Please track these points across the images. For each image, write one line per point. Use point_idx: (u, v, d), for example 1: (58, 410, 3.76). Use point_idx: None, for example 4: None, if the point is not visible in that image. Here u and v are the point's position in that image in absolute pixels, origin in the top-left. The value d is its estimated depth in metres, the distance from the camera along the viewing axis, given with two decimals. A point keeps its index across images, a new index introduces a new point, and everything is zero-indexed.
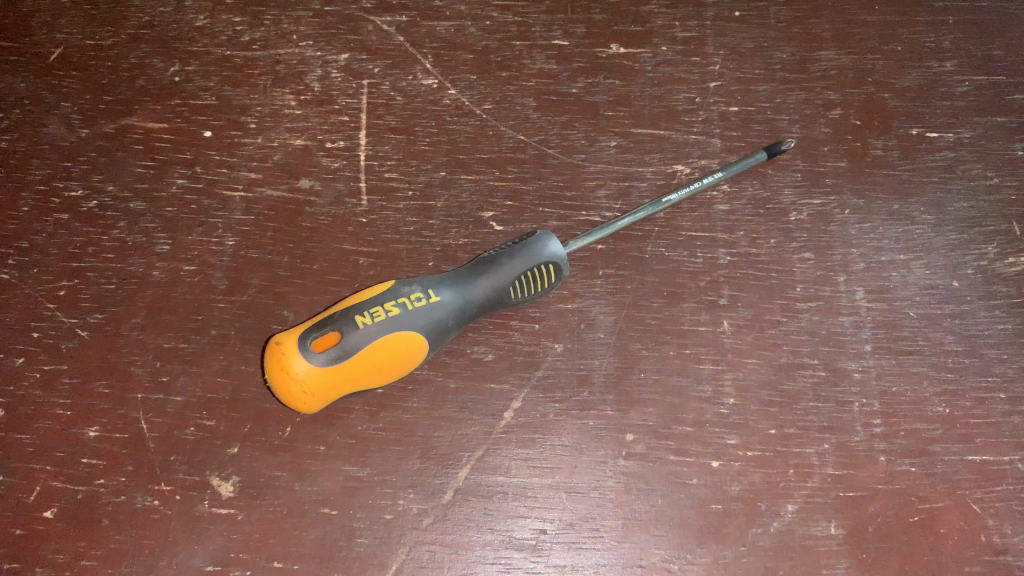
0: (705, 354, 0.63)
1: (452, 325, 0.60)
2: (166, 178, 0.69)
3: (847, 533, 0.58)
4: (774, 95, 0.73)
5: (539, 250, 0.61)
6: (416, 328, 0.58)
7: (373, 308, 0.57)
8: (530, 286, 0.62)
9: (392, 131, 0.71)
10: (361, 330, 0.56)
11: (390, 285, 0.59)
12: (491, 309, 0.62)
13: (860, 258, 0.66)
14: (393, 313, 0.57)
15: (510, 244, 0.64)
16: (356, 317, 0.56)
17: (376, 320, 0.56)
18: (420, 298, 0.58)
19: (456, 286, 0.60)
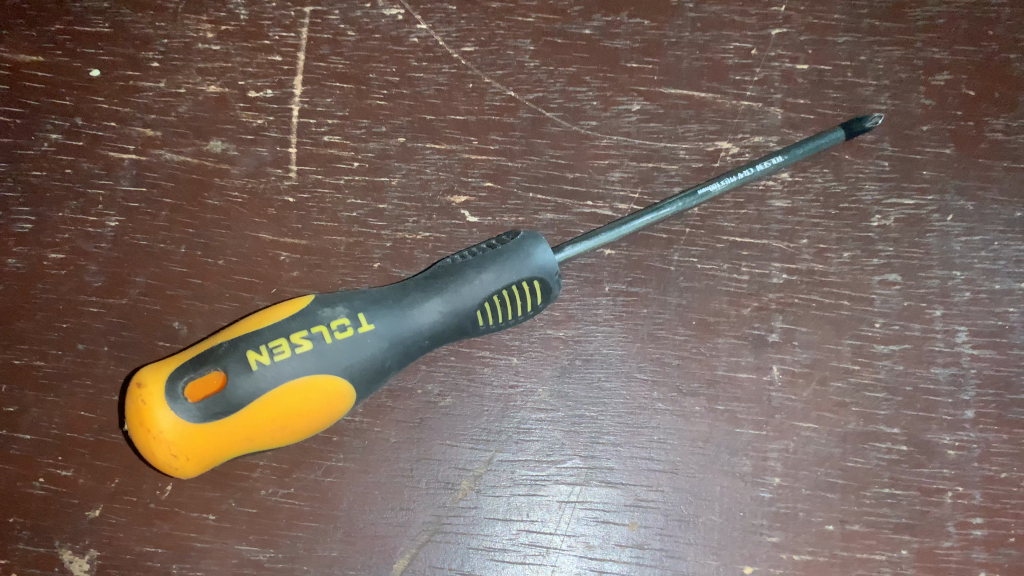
0: (745, 413, 0.46)
1: (393, 363, 0.43)
2: (35, 130, 0.52)
3: None
4: (859, 49, 0.54)
5: (520, 262, 0.44)
6: (339, 370, 0.41)
7: (276, 341, 0.40)
8: (507, 309, 0.45)
9: (338, 78, 0.53)
10: (255, 374, 0.39)
11: (304, 304, 0.42)
12: (451, 338, 0.45)
13: (964, 285, 0.48)
14: (304, 349, 0.40)
15: (481, 247, 0.46)
16: (248, 354, 0.39)
17: (278, 360, 0.39)
18: (345, 328, 0.41)
19: (399, 308, 0.43)
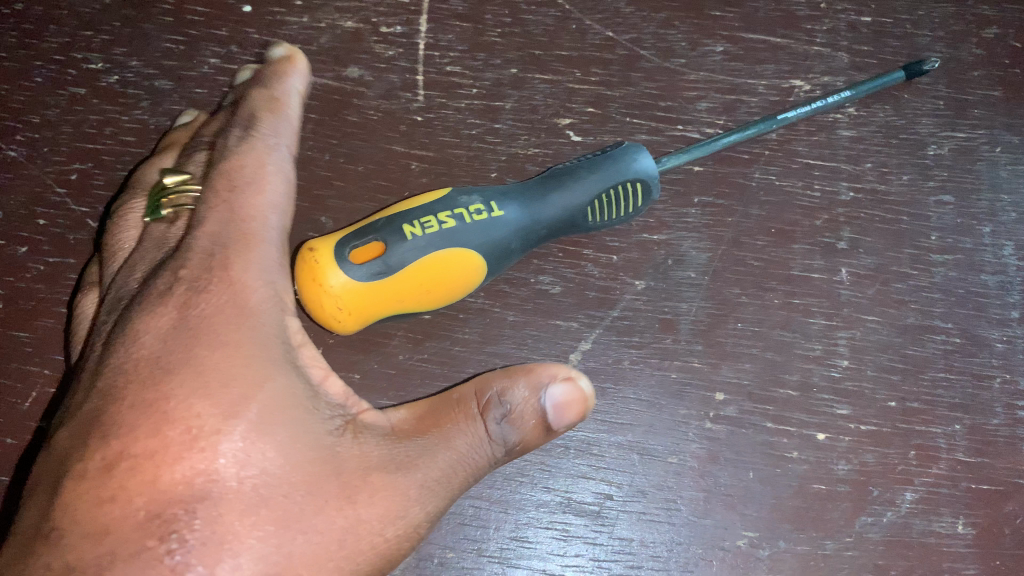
0: (817, 306, 0.52)
1: (517, 248, 0.49)
2: (196, 56, 0.60)
3: (977, 533, 0.48)
4: (917, 5, 0.60)
5: (626, 165, 0.51)
6: (475, 245, 0.47)
7: (425, 218, 0.46)
8: (613, 209, 0.52)
9: (458, 18, 0.60)
10: (410, 243, 0.45)
11: (442, 193, 0.49)
12: (563, 232, 0.51)
13: (1010, 207, 0.55)
14: (449, 226, 0.46)
15: (590, 156, 0.53)
16: (403, 227, 0.46)
17: (429, 233, 0.46)
18: (481, 212, 0.48)
19: (523, 200, 0.49)
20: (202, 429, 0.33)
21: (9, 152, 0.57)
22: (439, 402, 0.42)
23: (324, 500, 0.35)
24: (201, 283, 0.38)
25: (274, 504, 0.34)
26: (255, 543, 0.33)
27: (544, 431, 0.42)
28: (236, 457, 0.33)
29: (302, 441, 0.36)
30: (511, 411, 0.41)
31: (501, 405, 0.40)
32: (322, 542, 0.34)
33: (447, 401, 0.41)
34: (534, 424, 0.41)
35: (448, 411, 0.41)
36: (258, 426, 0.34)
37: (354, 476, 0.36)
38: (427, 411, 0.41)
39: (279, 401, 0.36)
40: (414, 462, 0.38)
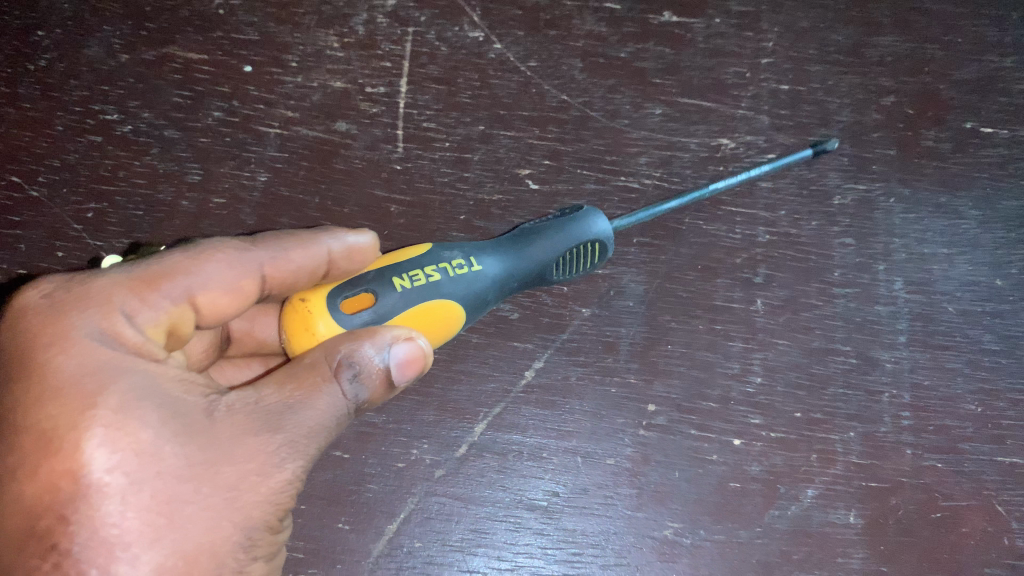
0: (736, 331, 0.61)
1: (492, 299, 0.55)
2: (202, 109, 0.68)
3: (866, 524, 0.57)
4: (827, 76, 0.70)
5: (581, 231, 0.57)
6: (458, 296, 0.52)
7: (413, 271, 0.51)
8: (572, 264, 0.59)
9: (434, 81, 0.69)
10: (400, 294, 0.50)
11: (425, 248, 0.53)
12: (530, 285, 0.57)
13: (902, 248, 0.65)
14: (434, 279, 0.51)
15: (550, 218, 0.59)
16: (394, 280, 0.50)
17: (416, 285, 0.50)
18: (461, 265, 0.53)
19: (497, 255, 0.55)
20: (62, 433, 0.36)
21: (32, 192, 0.65)
22: (292, 372, 0.43)
23: (207, 470, 0.38)
24: (66, 308, 0.40)
25: (159, 499, 0.36)
26: (138, 532, 0.36)
27: (386, 392, 0.47)
28: (105, 449, 0.36)
29: (176, 426, 0.38)
30: (362, 370, 0.44)
31: (354, 368, 0.44)
32: (213, 518, 0.38)
33: (299, 370, 0.43)
34: (383, 384, 0.46)
35: (302, 377, 0.43)
36: (119, 414, 0.37)
37: (229, 445, 0.40)
38: (277, 379, 0.43)
39: (138, 392, 0.38)
40: (281, 422, 0.41)
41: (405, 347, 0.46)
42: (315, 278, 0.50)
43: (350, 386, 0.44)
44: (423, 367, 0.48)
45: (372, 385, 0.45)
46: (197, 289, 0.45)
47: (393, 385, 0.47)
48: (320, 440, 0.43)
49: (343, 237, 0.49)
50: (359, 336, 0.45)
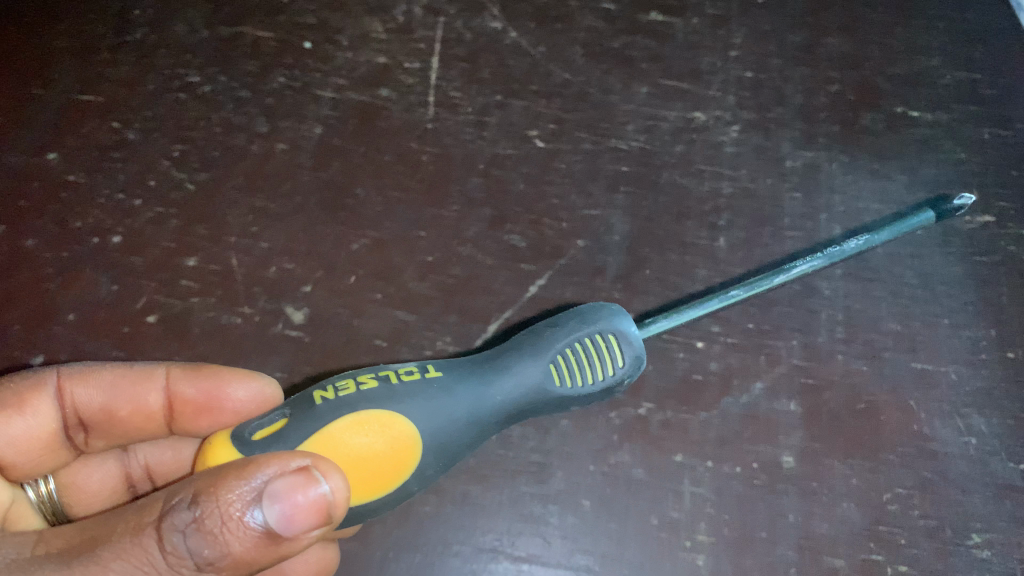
0: (701, 262, 0.75)
1: (453, 410, 0.54)
2: (268, 76, 0.82)
3: (804, 412, 0.69)
4: (784, 67, 0.85)
5: (591, 322, 0.60)
6: (403, 404, 0.53)
7: (345, 382, 0.53)
8: (562, 362, 0.58)
9: (459, 60, 0.84)
10: (323, 405, 0.52)
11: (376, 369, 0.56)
12: (513, 394, 0.57)
13: (841, 202, 0.78)
14: (369, 385, 0.53)
15: (565, 313, 0.61)
16: (316, 394, 0.53)
17: (346, 392, 0.52)
18: (410, 373, 0.55)
19: (454, 368, 0.57)
20: None
21: (128, 135, 0.79)
22: (128, 514, 0.48)
23: None
24: None
25: None
26: None
27: (262, 542, 0.46)
28: None
29: None
30: (201, 514, 0.45)
31: (191, 512, 0.45)
32: None
33: (131, 516, 0.47)
34: (247, 531, 0.46)
35: (124, 523, 0.47)
36: None
37: None
38: (109, 522, 0.48)
39: None
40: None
41: (285, 477, 0.46)
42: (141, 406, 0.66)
43: (180, 532, 0.45)
44: (322, 508, 0.46)
45: (223, 533, 0.45)
46: None
47: (274, 530, 0.46)
48: None
49: (176, 374, 0.66)
50: (225, 474, 0.46)
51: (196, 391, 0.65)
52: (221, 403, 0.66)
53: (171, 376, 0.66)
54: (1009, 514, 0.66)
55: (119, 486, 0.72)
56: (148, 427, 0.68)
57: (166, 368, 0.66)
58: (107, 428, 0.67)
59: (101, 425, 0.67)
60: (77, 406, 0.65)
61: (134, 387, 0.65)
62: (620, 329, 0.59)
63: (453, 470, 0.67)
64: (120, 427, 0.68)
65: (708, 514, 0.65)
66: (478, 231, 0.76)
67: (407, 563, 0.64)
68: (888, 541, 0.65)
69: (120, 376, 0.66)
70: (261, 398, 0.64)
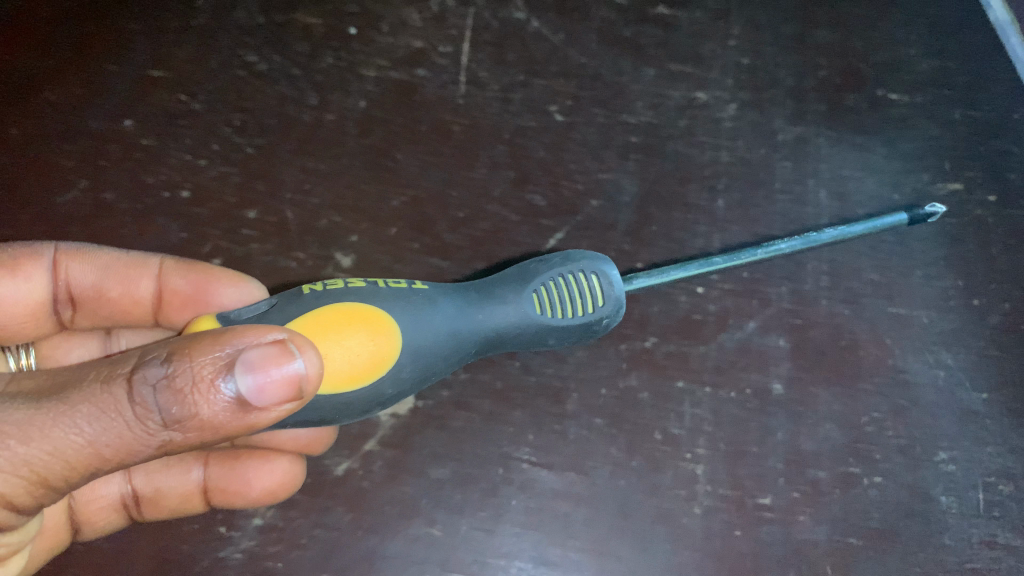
0: (702, 220, 0.85)
1: (432, 315, 0.61)
2: (317, 57, 0.92)
3: (792, 347, 0.78)
4: (777, 54, 0.93)
5: (574, 261, 0.67)
6: (386, 303, 0.59)
7: (335, 282, 0.60)
8: (545, 292, 0.65)
9: (487, 44, 0.93)
10: (312, 296, 0.58)
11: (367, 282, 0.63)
12: (491, 313, 0.63)
13: (827, 170, 0.88)
14: (358, 286, 0.60)
15: (552, 256, 0.67)
16: (308, 288, 0.59)
17: (334, 287, 0.59)
18: (397, 283, 0.62)
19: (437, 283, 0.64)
20: None
21: (193, 106, 0.89)
22: (93, 367, 0.51)
23: None
24: None
25: None
26: None
27: (233, 409, 0.49)
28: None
29: None
30: (173, 371, 0.48)
31: (163, 369, 0.48)
32: None
33: (104, 366, 0.50)
34: (217, 396, 0.49)
35: (95, 371, 0.50)
36: None
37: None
38: (72, 371, 0.51)
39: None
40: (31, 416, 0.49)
41: (261, 348, 0.49)
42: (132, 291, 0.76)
43: (151, 387, 0.48)
44: (293, 383, 0.50)
45: (195, 392, 0.48)
46: None
47: (242, 398, 0.49)
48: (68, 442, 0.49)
49: (165, 268, 0.76)
50: (201, 340, 0.50)
51: (186, 285, 0.76)
52: (206, 303, 0.75)
53: (163, 269, 0.76)
54: (972, 435, 0.76)
55: None
56: (134, 310, 0.77)
57: (160, 261, 0.77)
58: (94, 306, 0.77)
59: (88, 305, 0.77)
60: (71, 281, 0.74)
61: (127, 273, 0.76)
62: (603, 272, 0.66)
63: (480, 391, 0.75)
64: (108, 307, 0.77)
65: (706, 431, 0.74)
66: (504, 190, 0.86)
67: (445, 470, 0.73)
68: (865, 456, 0.75)
69: (115, 261, 0.76)
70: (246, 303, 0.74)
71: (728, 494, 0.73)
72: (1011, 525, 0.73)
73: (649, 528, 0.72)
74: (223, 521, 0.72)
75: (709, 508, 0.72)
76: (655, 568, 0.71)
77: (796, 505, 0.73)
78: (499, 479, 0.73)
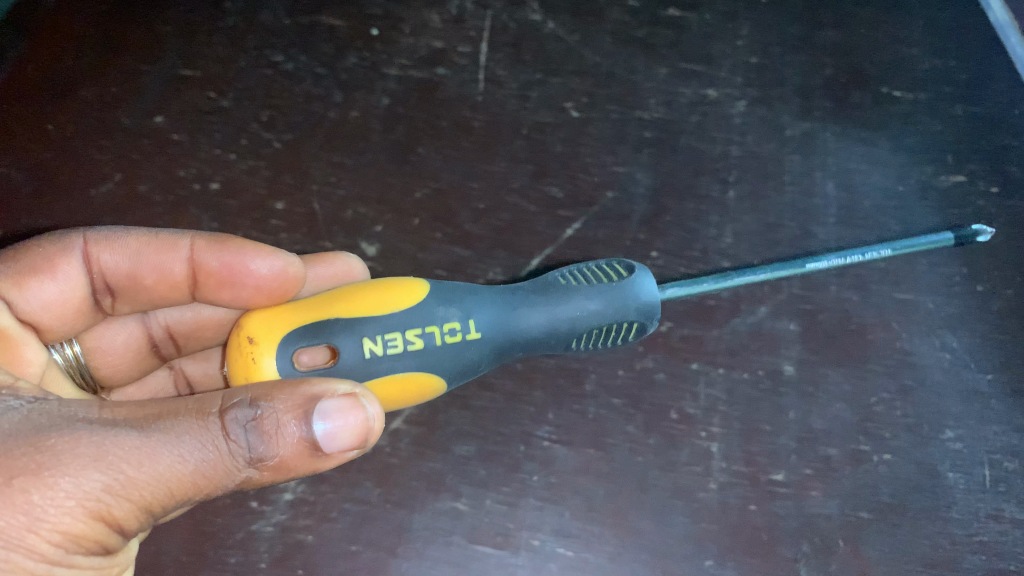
0: (714, 211, 0.89)
1: (480, 365, 0.64)
2: (342, 56, 0.96)
3: (802, 330, 0.80)
4: (784, 54, 0.96)
5: (626, 295, 0.65)
6: (439, 362, 0.61)
7: (391, 336, 0.59)
8: (593, 335, 0.65)
9: (505, 44, 0.97)
10: (372, 360, 0.59)
11: (420, 304, 0.61)
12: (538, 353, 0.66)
13: (834, 163, 0.91)
14: (415, 344, 0.60)
15: (604, 278, 0.65)
16: (366, 345, 0.58)
17: (392, 350, 0.59)
18: (454, 331, 0.61)
19: (493, 318, 0.62)
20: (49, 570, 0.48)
21: (223, 102, 0.93)
22: (178, 400, 0.51)
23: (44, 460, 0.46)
24: None
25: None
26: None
27: (310, 453, 0.51)
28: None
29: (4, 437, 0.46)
30: (261, 413, 0.50)
31: (252, 410, 0.50)
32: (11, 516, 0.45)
33: (190, 401, 0.51)
34: (297, 440, 0.50)
35: (186, 405, 0.50)
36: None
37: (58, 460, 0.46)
38: (156, 401, 0.51)
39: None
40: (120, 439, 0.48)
41: (337, 398, 0.51)
42: (169, 274, 0.73)
43: (240, 426, 0.49)
44: (362, 433, 0.53)
45: (279, 436, 0.50)
46: (20, 279, 0.67)
47: (319, 444, 0.51)
48: (162, 465, 0.48)
49: (202, 245, 0.72)
50: (281, 386, 0.52)
51: (218, 264, 0.72)
52: (242, 278, 0.71)
53: (194, 248, 0.72)
54: (977, 414, 0.78)
55: (143, 344, 0.81)
56: (172, 292, 0.74)
57: (189, 240, 0.72)
58: (133, 292, 0.74)
59: (128, 291, 0.74)
60: (106, 270, 0.71)
61: (159, 256, 0.72)
62: (646, 301, 0.65)
63: (503, 372, 0.78)
64: (146, 292, 0.74)
65: (721, 411, 0.77)
66: (523, 182, 0.89)
67: (470, 446, 0.76)
68: (875, 434, 0.77)
69: (145, 245, 0.73)
70: (281, 274, 0.70)
71: (743, 470, 0.75)
72: (1017, 500, 0.75)
73: (667, 502, 0.74)
74: (255, 496, 0.74)
75: (724, 483, 0.75)
76: (672, 540, 0.74)
77: (809, 481, 0.75)
78: (521, 455, 0.75)
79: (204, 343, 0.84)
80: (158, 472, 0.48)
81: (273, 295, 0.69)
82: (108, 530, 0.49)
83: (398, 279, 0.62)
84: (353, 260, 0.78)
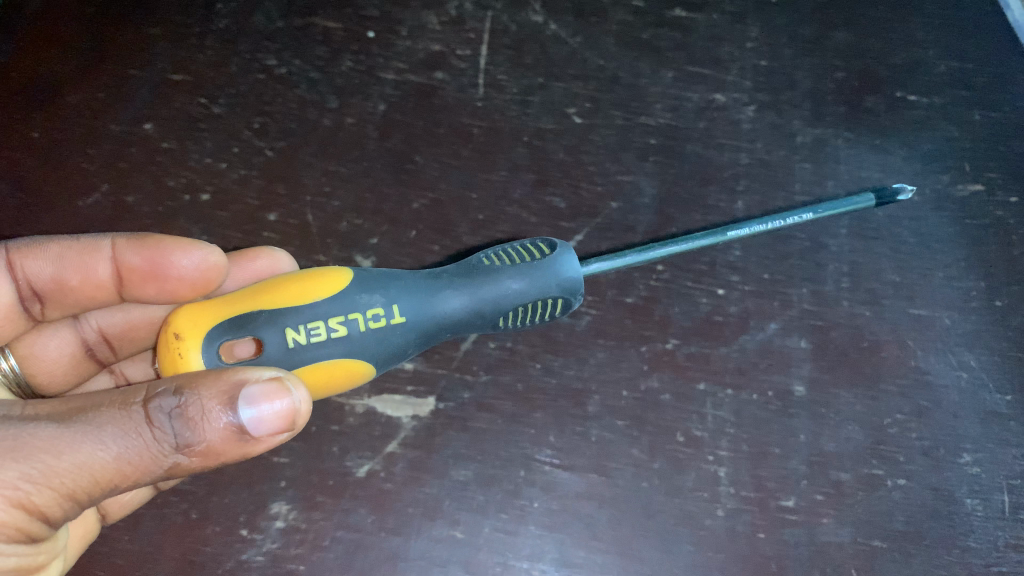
0: (722, 222, 0.85)
1: (408, 349, 0.60)
2: (337, 60, 0.92)
3: (813, 348, 0.77)
4: (795, 56, 0.93)
5: (546, 269, 0.61)
6: (364, 349, 0.58)
7: (314, 325, 0.56)
8: (520, 313, 0.62)
9: (505, 47, 0.93)
10: (296, 350, 0.55)
11: (341, 291, 0.57)
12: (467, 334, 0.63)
13: (846, 172, 0.88)
14: (340, 331, 0.56)
15: (522, 253, 0.63)
16: (289, 334, 0.55)
17: (317, 338, 0.56)
18: (378, 317, 0.58)
19: (418, 302, 0.59)
20: None
21: (216, 109, 0.90)
22: (109, 394, 0.51)
23: None
24: None
25: None
26: None
27: (238, 436, 0.50)
28: None
29: None
30: (184, 401, 0.49)
31: (175, 398, 0.49)
32: None
33: (117, 394, 0.51)
34: (222, 426, 0.50)
35: (110, 398, 0.50)
36: None
37: None
38: (82, 398, 0.51)
39: None
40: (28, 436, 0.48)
41: (260, 384, 0.50)
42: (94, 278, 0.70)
43: (165, 413, 0.49)
44: (289, 416, 0.51)
45: (204, 421, 0.49)
46: None
47: (244, 429, 0.50)
48: (68, 459, 0.48)
49: (122, 245, 0.69)
50: (207, 375, 0.51)
51: (140, 261, 0.68)
52: (167, 271, 0.68)
53: (116, 248, 0.69)
54: (994, 437, 0.75)
55: (79, 349, 0.77)
56: (98, 294, 0.71)
57: (110, 241, 0.69)
58: (61, 297, 0.71)
59: (56, 297, 0.71)
60: (30, 279, 0.69)
61: (82, 259, 0.69)
62: (561, 274, 0.62)
63: (502, 393, 0.75)
64: (74, 296, 0.71)
65: (729, 433, 0.74)
66: (524, 192, 0.86)
67: (467, 471, 0.73)
68: (888, 458, 0.75)
69: (68, 249, 0.70)
70: (206, 267, 0.67)
71: (752, 496, 0.73)
72: None
73: (671, 528, 0.72)
74: (245, 523, 0.72)
75: (732, 509, 0.72)
76: (677, 569, 0.71)
77: (820, 507, 0.73)
78: (521, 480, 0.73)
79: (141, 345, 0.80)
80: (65, 465, 0.48)
81: (197, 286, 0.68)
82: (29, 518, 0.49)
83: (320, 269, 0.59)
84: (279, 253, 0.74)
